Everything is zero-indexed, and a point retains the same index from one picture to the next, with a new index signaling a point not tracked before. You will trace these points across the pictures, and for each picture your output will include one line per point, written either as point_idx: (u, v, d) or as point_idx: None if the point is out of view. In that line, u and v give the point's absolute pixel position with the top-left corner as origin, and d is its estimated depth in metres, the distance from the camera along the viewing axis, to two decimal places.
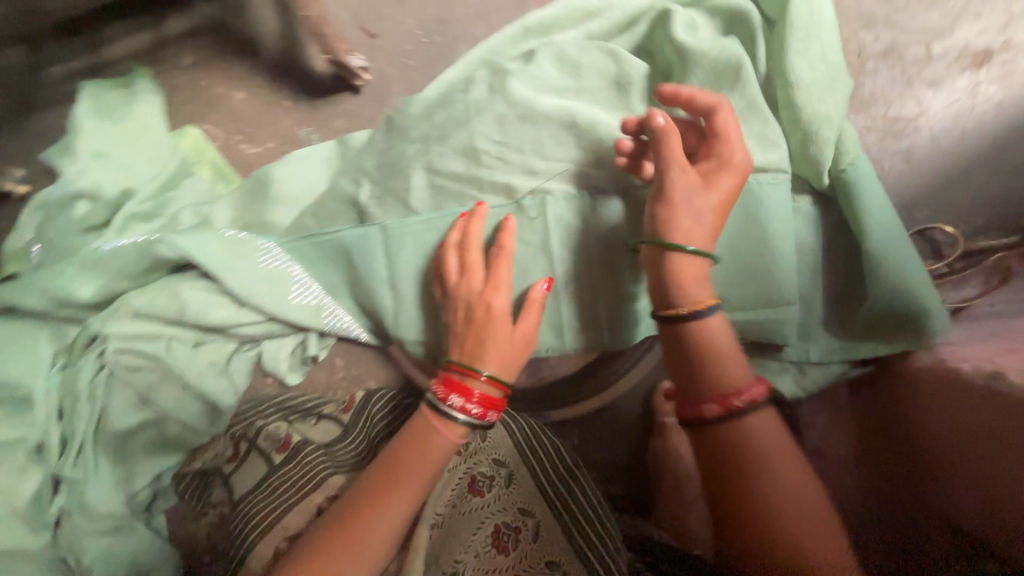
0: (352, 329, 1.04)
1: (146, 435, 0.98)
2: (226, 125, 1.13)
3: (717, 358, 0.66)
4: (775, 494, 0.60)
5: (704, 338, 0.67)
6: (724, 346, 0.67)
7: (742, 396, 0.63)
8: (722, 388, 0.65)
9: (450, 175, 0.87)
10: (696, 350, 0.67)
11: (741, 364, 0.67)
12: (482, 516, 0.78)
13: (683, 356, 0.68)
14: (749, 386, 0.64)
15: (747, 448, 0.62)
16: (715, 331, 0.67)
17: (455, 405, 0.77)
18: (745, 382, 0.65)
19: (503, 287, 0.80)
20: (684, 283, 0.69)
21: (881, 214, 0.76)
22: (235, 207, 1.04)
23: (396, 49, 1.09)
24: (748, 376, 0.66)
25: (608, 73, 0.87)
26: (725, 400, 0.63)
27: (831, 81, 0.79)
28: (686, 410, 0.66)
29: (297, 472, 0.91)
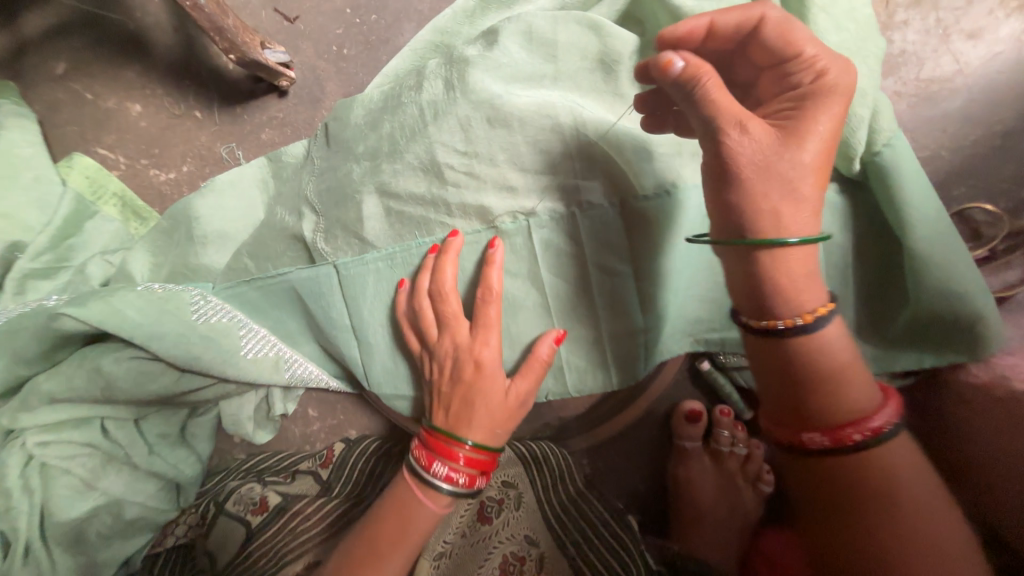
0: (319, 380, 0.89)
1: (102, 521, 0.80)
2: (127, 150, 0.95)
3: (832, 382, 0.50)
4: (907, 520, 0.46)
5: (814, 358, 0.50)
6: (842, 362, 0.50)
7: (860, 429, 0.48)
8: (838, 420, 0.49)
9: (409, 198, 0.71)
10: (799, 376, 0.51)
11: (866, 389, 0.51)
12: (491, 545, 0.77)
13: (781, 378, 0.52)
14: (874, 419, 0.49)
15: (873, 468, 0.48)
16: (833, 348, 0.50)
17: (440, 474, 0.68)
18: (869, 414, 0.49)
19: (492, 339, 0.67)
20: (789, 288, 0.51)
21: (926, 204, 0.64)
22: (153, 251, 0.85)
23: (324, 35, 0.95)
24: (873, 405, 0.50)
25: (590, 51, 0.71)
26: (837, 434, 0.49)
27: (859, 42, 0.65)
28: (785, 433, 0.52)
29: (274, 546, 0.79)
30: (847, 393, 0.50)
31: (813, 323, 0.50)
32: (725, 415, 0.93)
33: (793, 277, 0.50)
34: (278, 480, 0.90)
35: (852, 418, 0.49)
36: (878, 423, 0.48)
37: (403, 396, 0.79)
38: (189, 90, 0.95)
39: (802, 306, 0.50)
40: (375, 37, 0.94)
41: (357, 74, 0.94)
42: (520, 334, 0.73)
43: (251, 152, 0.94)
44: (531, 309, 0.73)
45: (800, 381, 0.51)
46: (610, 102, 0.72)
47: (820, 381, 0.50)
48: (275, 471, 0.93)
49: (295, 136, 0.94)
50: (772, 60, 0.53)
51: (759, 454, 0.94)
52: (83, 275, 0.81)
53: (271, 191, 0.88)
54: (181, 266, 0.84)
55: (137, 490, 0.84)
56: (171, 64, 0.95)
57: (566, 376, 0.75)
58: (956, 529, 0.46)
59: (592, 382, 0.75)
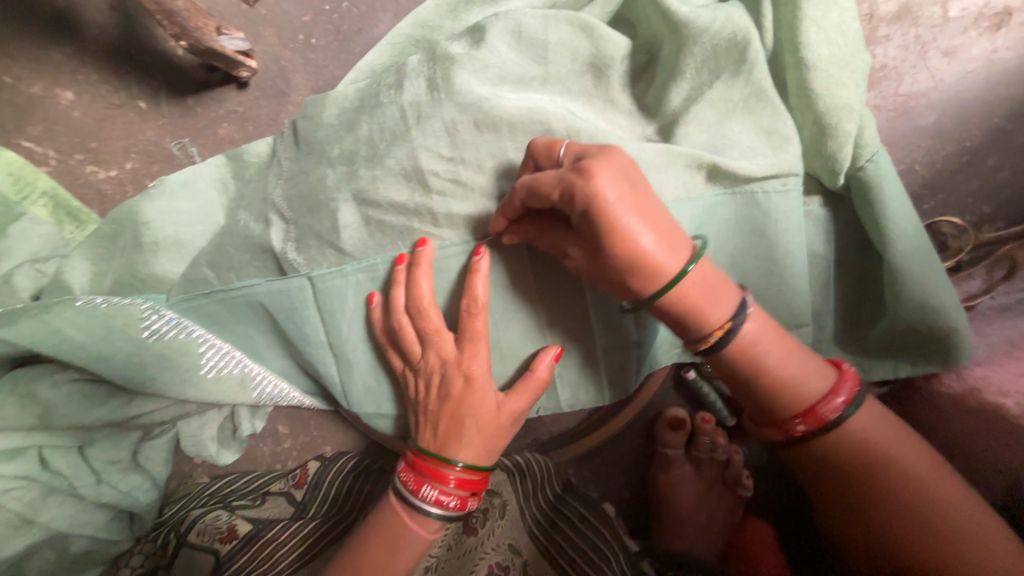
0: (291, 398, 0.83)
1: (43, 557, 0.73)
2: (58, 143, 0.84)
3: (777, 381, 0.59)
4: (897, 487, 0.56)
5: (748, 363, 0.59)
6: (773, 365, 0.59)
7: (808, 419, 0.58)
8: (790, 414, 0.60)
9: (389, 207, 0.66)
10: (743, 380, 0.60)
11: (813, 374, 0.59)
12: (479, 554, 0.74)
13: (732, 384, 0.62)
14: (820, 405, 0.58)
15: (846, 449, 0.58)
16: (754, 348, 0.59)
17: (429, 497, 0.65)
18: (818, 399, 0.59)
19: (479, 355, 0.63)
20: (697, 314, 0.57)
21: (907, 219, 0.66)
22: (93, 259, 0.74)
23: (290, 23, 0.90)
24: (823, 387, 0.59)
25: (581, 53, 0.68)
26: (789, 429, 0.60)
27: (848, 55, 0.65)
28: (765, 435, 0.63)
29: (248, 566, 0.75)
30: (796, 385, 0.59)
31: (723, 337, 0.57)
32: (708, 422, 0.97)
33: (701, 310, 0.56)
34: (247, 504, 0.84)
35: (802, 409, 0.59)
36: (825, 409, 0.58)
37: (386, 415, 0.75)
38: (131, 79, 0.86)
39: (710, 326, 0.57)
40: (347, 27, 0.90)
41: (329, 67, 0.91)
42: (511, 350, 0.70)
43: (207, 148, 0.88)
44: (523, 325, 0.70)
45: (743, 385, 0.61)
46: (601, 105, 0.70)
47: (767, 384, 0.59)
48: (242, 493, 0.87)
49: (258, 134, 0.89)
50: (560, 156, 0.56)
51: (739, 459, 0.96)
52: (10, 287, 0.71)
53: (232, 192, 0.79)
54: (128, 275, 0.73)
55: (84, 522, 0.77)
56: (107, 46, 0.85)
57: (559, 392, 0.74)
58: (946, 489, 0.54)
59: (584, 398, 0.75)
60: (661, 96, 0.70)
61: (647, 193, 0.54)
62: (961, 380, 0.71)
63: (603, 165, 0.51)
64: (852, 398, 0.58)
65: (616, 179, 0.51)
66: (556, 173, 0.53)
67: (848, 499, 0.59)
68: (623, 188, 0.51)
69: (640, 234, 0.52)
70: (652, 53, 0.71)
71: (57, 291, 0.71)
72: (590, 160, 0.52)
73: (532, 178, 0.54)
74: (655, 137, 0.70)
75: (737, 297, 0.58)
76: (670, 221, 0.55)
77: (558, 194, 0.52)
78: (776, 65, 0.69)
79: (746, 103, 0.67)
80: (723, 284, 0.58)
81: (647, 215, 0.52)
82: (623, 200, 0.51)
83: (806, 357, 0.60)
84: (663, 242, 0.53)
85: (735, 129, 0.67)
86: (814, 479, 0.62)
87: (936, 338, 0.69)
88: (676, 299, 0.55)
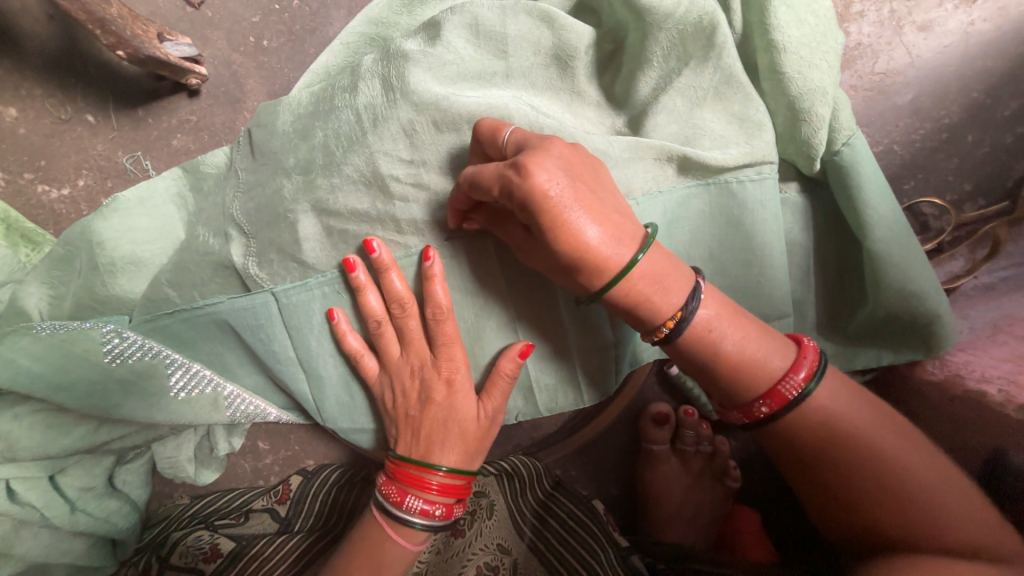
0: (268, 416, 0.77)
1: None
2: (7, 162, 0.85)
3: (738, 364, 0.57)
4: (874, 457, 0.56)
5: (706, 347, 0.57)
6: (732, 351, 0.57)
7: (770, 399, 0.57)
8: (752, 396, 0.58)
9: (351, 216, 0.64)
10: (702, 366, 0.59)
11: (773, 352, 0.58)
12: (468, 554, 0.72)
13: (693, 369, 0.60)
14: (781, 385, 0.57)
15: (819, 430, 0.57)
16: (710, 332, 0.57)
17: (414, 508, 0.62)
18: (778, 379, 0.57)
19: (440, 356, 0.63)
20: (647, 306, 0.55)
21: (884, 203, 0.64)
22: (51, 283, 0.71)
23: (240, 26, 0.93)
24: (784, 364, 0.58)
25: (543, 45, 0.65)
26: (752, 412, 0.58)
27: (821, 36, 0.63)
28: (732, 418, 0.61)
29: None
30: (757, 365, 0.58)
31: (675, 327, 0.55)
32: (690, 415, 0.97)
33: (653, 300, 0.54)
34: (230, 522, 0.82)
35: (765, 390, 0.58)
36: (787, 388, 0.57)
37: (363, 429, 0.73)
38: (77, 94, 0.87)
39: (663, 316, 0.55)
40: (299, 28, 0.94)
41: (284, 70, 0.94)
42: (486, 357, 0.68)
43: (161, 162, 0.90)
44: (498, 331, 0.68)
45: (704, 372, 0.59)
46: (568, 99, 0.67)
47: (727, 368, 0.58)
48: (224, 513, 0.84)
49: (215, 142, 0.92)
50: (512, 143, 0.54)
51: (725, 450, 0.96)
52: None
53: (191, 207, 0.76)
54: (87, 298, 0.70)
55: (63, 551, 0.74)
56: (49, 61, 0.86)
57: (537, 397, 0.72)
58: (917, 452, 0.56)
59: (564, 401, 0.73)
60: (629, 87, 0.67)
61: (591, 184, 0.52)
62: (944, 368, 0.70)
63: (544, 158, 0.50)
64: (813, 371, 0.57)
65: (557, 171, 0.50)
66: (496, 168, 0.51)
67: (840, 494, 0.57)
68: (564, 181, 0.49)
69: (581, 227, 0.50)
70: (619, 41, 0.68)
71: (15, 318, 0.69)
72: (530, 154, 0.50)
73: (474, 172, 0.54)
74: (624, 129, 0.68)
75: (693, 282, 0.56)
76: (619, 211, 0.53)
77: (498, 190, 0.51)
78: (745, 49, 0.66)
79: (716, 90, 0.64)
80: (677, 270, 0.55)
81: (591, 207, 0.51)
82: (564, 193, 0.49)
83: (764, 335, 0.59)
84: (608, 233, 0.51)
85: (707, 119, 0.65)
86: (803, 475, 0.59)
87: (918, 323, 0.67)
88: (624, 292, 0.53)
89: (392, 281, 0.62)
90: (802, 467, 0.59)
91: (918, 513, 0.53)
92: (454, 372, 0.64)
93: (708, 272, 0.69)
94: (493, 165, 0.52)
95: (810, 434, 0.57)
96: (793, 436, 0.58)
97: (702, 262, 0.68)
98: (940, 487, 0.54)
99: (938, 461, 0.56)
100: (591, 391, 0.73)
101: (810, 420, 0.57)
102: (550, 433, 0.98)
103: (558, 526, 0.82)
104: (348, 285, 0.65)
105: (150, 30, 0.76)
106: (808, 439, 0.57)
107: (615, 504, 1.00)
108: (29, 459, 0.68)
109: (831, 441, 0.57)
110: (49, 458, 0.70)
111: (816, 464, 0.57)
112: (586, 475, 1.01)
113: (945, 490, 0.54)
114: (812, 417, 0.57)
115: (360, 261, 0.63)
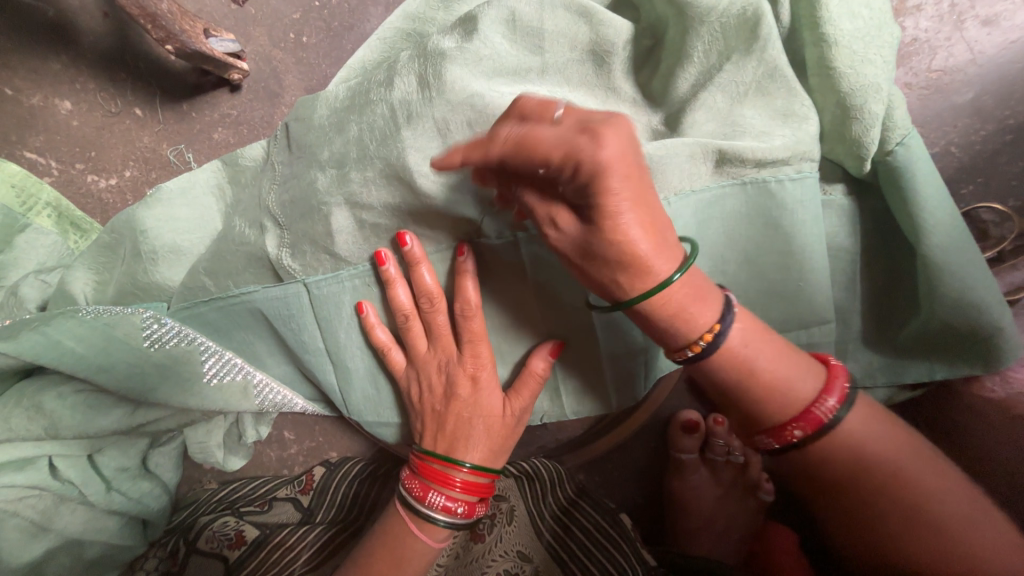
0: (295, 406, 0.78)
1: (59, 563, 0.72)
2: (59, 153, 0.89)
3: (773, 383, 0.55)
4: (889, 473, 0.53)
5: (740, 364, 0.55)
6: (767, 370, 0.55)
7: (803, 422, 0.54)
8: (785, 417, 0.55)
9: (383, 210, 0.64)
10: (733, 386, 0.56)
11: (805, 373, 0.56)
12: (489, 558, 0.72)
13: (718, 391, 0.58)
14: (815, 407, 0.54)
15: (840, 449, 0.54)
16: (742, 349, 0.55)
17: (435, 505, 0.62)
18: (811, 402, 0.55)
19: (467, 353, 0.63)
20: (682, 321, 0.53)
21: (942, 207, 0.60)
22: (96, 269, 0.74)
23: (281, 22, 0.96)
24: (815, 387, 0.55)
25: (580, 41, 0.64)
26: (783, 435, 0.55)
27: (877, 29, 0.60)
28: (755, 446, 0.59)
29: (264, 567, 0.73)
30: (788, 388, 0.55)
31: (711, 344, 0.53)
32: (720, 424, 0.95)
33: (690, 313, 0.53)
34: (254, 510, 0.83)
35: (798, 412, 0.55)
36: (821, 411, 0.54)
37: (387, 423, 0.73)
38: (127, 88, 0.91)
39: (698, 331, 0.53)
40: (338, 24, 0.97)
41: (321, 66, 0.97)
42: (512, 353, 0.68)
43: (202, 154, 0.94)
44: (526, 329, 0.67)
45: (733, 393, 0.57)
46: (603, 95, 0.66)
47: (761, 389, 0.55)
48: (248, 500, 0.86)
49: (253, 136, 0.95)
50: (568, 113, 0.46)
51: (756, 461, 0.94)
52: (16, 299, 0.71)
53: (229, 198, 0.78)
54: (129, 283, 0.73)
55: (98, 528, 0.75)
56: (102, 55, 0.90)
57: (563, 398, 0.71)
58: (932, 468, 0.54)
59: (589, 405, 0.72)
60: (667, 83, 0.65)
61: (645, 176, 0.49)
62: (1005, 385, 0.66)
63: (617, 143, 0.44)
64: (845, 395, 0.55)
65: (628, 157, 0.45)
66: (561, 134, 0.44)
67: (868, 522, 0.54)
68: (628, 171, 0.45)
69: (636, 225, 0.47)
70: (658, 37, 0.67)
71: (62, 302, 0.71)
72: (601, 127, 0.44)
73: (529, 133, 0.44)
74: (661, 126, 0.67)
75: (725, 296, 0.55)
76: (660, 211, 0.51)
77: (558, 160, 0.44)
78: (793, 44, 0.63)
79: (759, 84, 0.62)
80: (709, 283, 0.54)
81: (643, 203, 0.48)
82: (627, 183, 0.45)
83: (795, 355, 0.56)
84: (657, 237, 0.49)
85: (749, 117, 0.62)
86: (829, 501, 0.57)
87: (976, 336, 0.63)
88: (664, 302, 0.51)
89: (421, 275, 0.62)
90: (816, 486, 0.57)
91: (939, 531, 0.51)
92: (480, 370, 0.63)
93: (741, 275, 0.67)
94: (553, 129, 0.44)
95: (834, 458, 0.55)
96: (821, 463, 0.55)
97: (737, 262, 0.66)
98: (977, 518, 0.51)
99: (973, 489, 0.53)
100: (616, 402, 0.72)
101: (832, 447, 0.55)
102: (573, 439, 0.96)
103: (577, 531, 0.80)
104: (378, 281, 0.65)
105: (197, 26, 0.78)
106: (829, 456, 0.55)
107: (636, 514, 0.99)
108: (70, 438, 0.70)
109: (852, 458, 0.54)
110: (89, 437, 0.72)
111: (833, 484, 0.55)
112: (609, 483, 0.99)
113: (982, 521, 0.51)
114: (836, 440, 0.54)
115: (391, 256, 0.63)
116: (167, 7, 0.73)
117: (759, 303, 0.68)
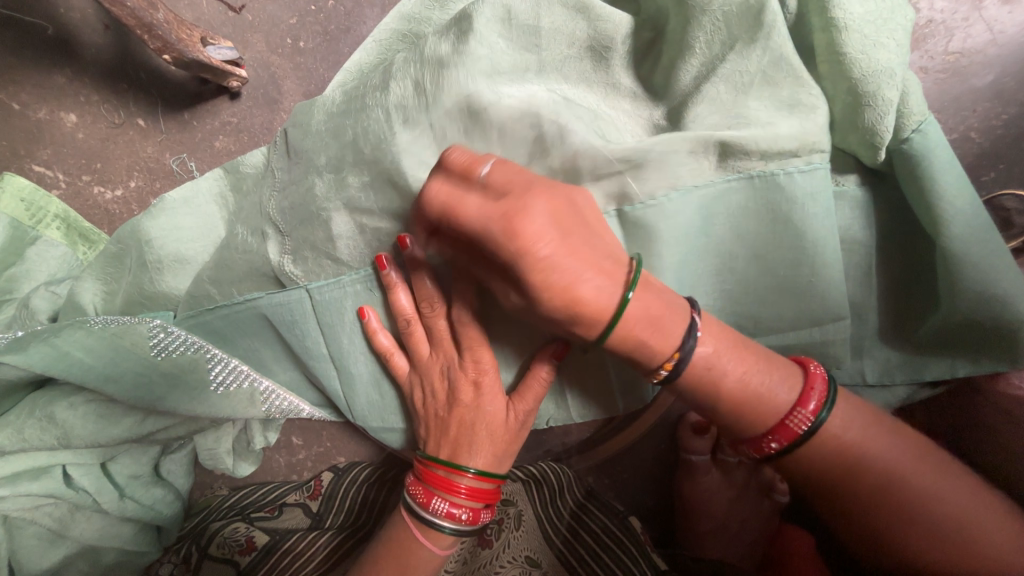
0: (301, 412, 0.78)
1: (78, 567, 0.74)
2: (66, 165, 0.90)
3: (738, 399, 0.54)
4: (889, 478, 0.52)
5: (704, 384, 0.54)
6: (734, 387, 0.53)
7: (778, 435, 0.53)
8: (758, 431, 0.54)
9: (379, 213, 0.63)
10: (702, 403, 0.56)
11: (778, 383, 0.54)
12: (500, 563, 0.70)
13: (694, 405, 0.57)
14: (788, 419, 0.53)
15: (841, 457, 0.52)
16: (707, 368, 0.53)
17: (440, 511, 0.61)
18: (785, 413, 0.53)
19: (473, 364, 0.62)
20: (639, 351, 0.52)
21: (962, 195, 0.58)
22: (104, 279, 0.75)
23: (278, 28, 0.96)
24: (790, 397, 0.53)
25: (577, 37, 0.63)
26: (759, 448, 0.54)
27: (889, 9, 0.57)
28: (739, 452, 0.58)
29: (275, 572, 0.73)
30: (761, 400, 0.54)
31: (674, 369, 0.53)
32: None
33: (646, 343, 0.52)
34: (266, 516, 0.83)
35: (771, 425, 0.54)
36: (794, 422, 0.52)
37: (392, 428, 0.73)
38: (129, 99, 0.92)
39: (658, 358, 0.53)
40: (334, 27, 0.97)
41: (320, 70, 0.97)
42: (516, 357, 0.67)
43: (205, 162, 0.95)
44: (529, 333, 0.66)
45: (704, 408, 0.56)
46: (602, 91, 0.65)
47: (728, 404, 0.54)
48: (259, 506, 0.86)
49: (254, 143, 0.96)
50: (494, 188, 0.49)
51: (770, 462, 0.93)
52: (27, 311, 0.72)
53: (231, 205, 0.78)
54: (135, 293, 0.73)
55: (111, 535, 0.77)
56: (105, 67, 0.91)
57: (568, 402, 0.70)
58: (930, 470, 0.52)
59: (596, 409, 0.71)
60: (669, 77, 0.63)
61: (579, 231, 0.49)
62: None
63: (530, 217, 0.46)
64: (823, 403, 0.53)
65: (544, 224, 0.47)
66: (479, 214, 0.47)
67: (864, 522, 0.53)
68: (550, 236, 0.47)
69: (577, 280, 0.48)
70: (658, 29, 0.65)
71: (71, 312, 0.72)
72: (513, 204, 0.47)
73: (452, 211, 0.49)
74: (663, 121, 0.65)
75: (688, 319, 0.53)
76: (606, 252, 0.51)
77: (480, 239, 0.48)
78: (800, 30, 0.61)
79: (764, 74, 0.59)
80: (671, 305, 0.52)
81: (579, 256, 0.48)
82: (553, 249, 0.47)
83: (768, 365, 0.54)
84: (601, 281, 0.49)
85: (757, 107, 0.60)
86: (824, 504, 0.55)
87: (1001, 331, 0.61)
88: (617, 337, 0.51)
89: (425, 281, 0.61)
90: (814, 495, 0.55)
91: (936, 532, 0.50)
92: (487, 377, 0.62)
93: (751, 271, 0.65)
94: (473, 207, 0.48)
95: (831, 465, 0.53)
96: (813, 474, 0.54)
97: (747, 255, 0.64)
98: (969, 511, 0.50)
99: (971, 488, 0.52)
100: (619, 403, 0.70)
101: (827, 453, 0.53)
102: (580, 441, 0.96)
103: (582, 535, 0.79)
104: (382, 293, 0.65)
105: (194, 35, 0.79)
106: (822, 465, 0.53)
107: (646, 516, 0.98)
108: (83, 446, 0.70)
109: (850, 466, 0.52)
110: (102, 446, 0.72)
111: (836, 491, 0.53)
112: (618, 485, 0.98)
113: (980, 519, 0.50)
114: (830, 450, 0.52)
115: (393, 261, 0.63)
116: (163, 17, 0.73)
117: (769, 301, 0.66)
